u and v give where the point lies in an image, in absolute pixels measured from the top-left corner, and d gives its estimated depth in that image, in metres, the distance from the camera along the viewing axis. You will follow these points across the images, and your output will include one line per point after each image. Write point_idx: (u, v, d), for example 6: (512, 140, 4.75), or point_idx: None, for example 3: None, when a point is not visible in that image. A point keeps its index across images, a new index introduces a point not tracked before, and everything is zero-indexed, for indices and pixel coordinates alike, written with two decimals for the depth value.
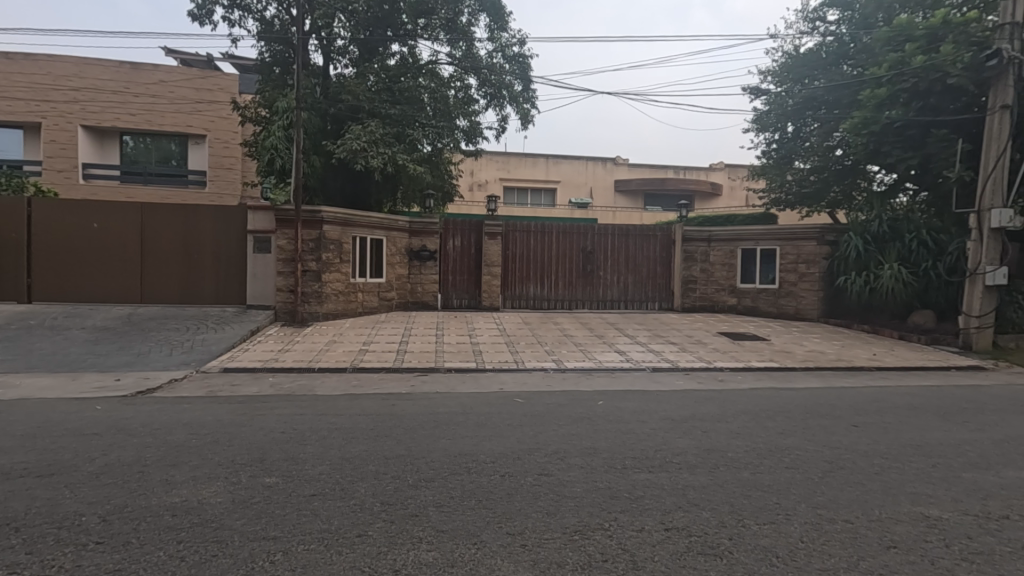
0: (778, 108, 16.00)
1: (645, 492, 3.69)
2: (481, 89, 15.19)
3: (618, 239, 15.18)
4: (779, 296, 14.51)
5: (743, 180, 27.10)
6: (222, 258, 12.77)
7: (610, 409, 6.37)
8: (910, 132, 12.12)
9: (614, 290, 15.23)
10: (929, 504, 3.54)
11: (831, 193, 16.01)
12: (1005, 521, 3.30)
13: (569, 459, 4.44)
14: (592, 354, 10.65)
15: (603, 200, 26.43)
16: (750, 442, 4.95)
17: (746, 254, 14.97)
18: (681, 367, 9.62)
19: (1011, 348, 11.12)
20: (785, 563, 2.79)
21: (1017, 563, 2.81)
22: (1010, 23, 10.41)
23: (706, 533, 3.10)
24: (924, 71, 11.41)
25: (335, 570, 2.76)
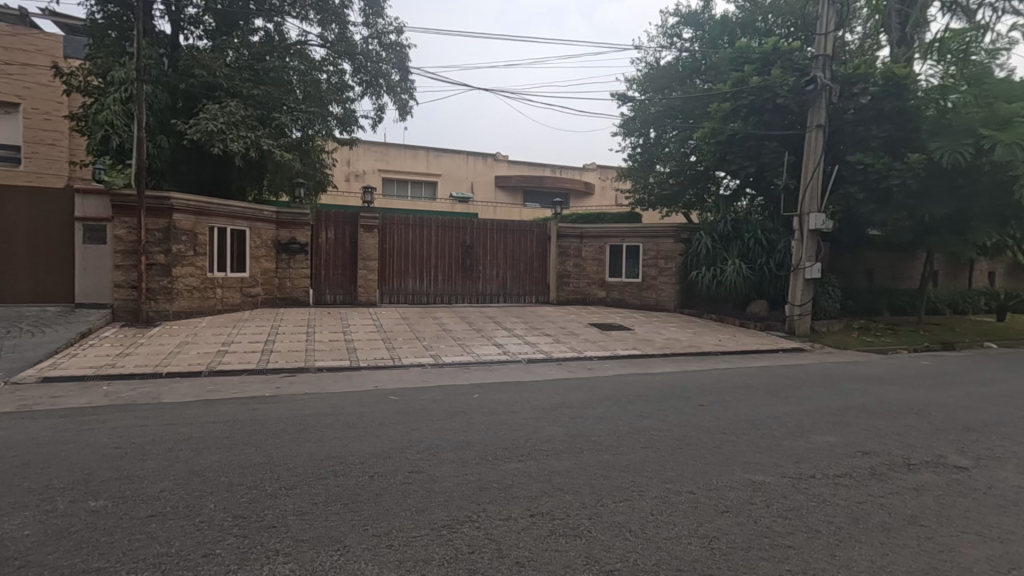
0: (641, 115, 17.36)
1: (514, 481, 3.78)
2: (355, 75, 14.52)
3: (497, 234, 15.41)
4: (642, 289, 15.71)
5: (612, 180, 28.89)
6: (36, 250, 11.22)
7: (485, 402, 6.47)
8: (748, 143, 13.75)
9: (493, 284, 15.46)
10: (756, 471, 4.04)
11: (686, 195, 17.74)
12: (812, 479, 3.87)
13: (442, 454, 4.42)
14: (470, 347, 10.72)
15: (484, 195, 26.68)
16: (612, 425, 5.30)
17: (614, 250, 15.99)
18: (554, 357, 10.03)
19: (824, 332, 13.08)
20: (637, 536, 3.02)
21: (819, 514, 3.31)
22: (823, 55, 12.08)
23: (568, 516, 3.26)
24: (759, 90, 13.18)
25: None
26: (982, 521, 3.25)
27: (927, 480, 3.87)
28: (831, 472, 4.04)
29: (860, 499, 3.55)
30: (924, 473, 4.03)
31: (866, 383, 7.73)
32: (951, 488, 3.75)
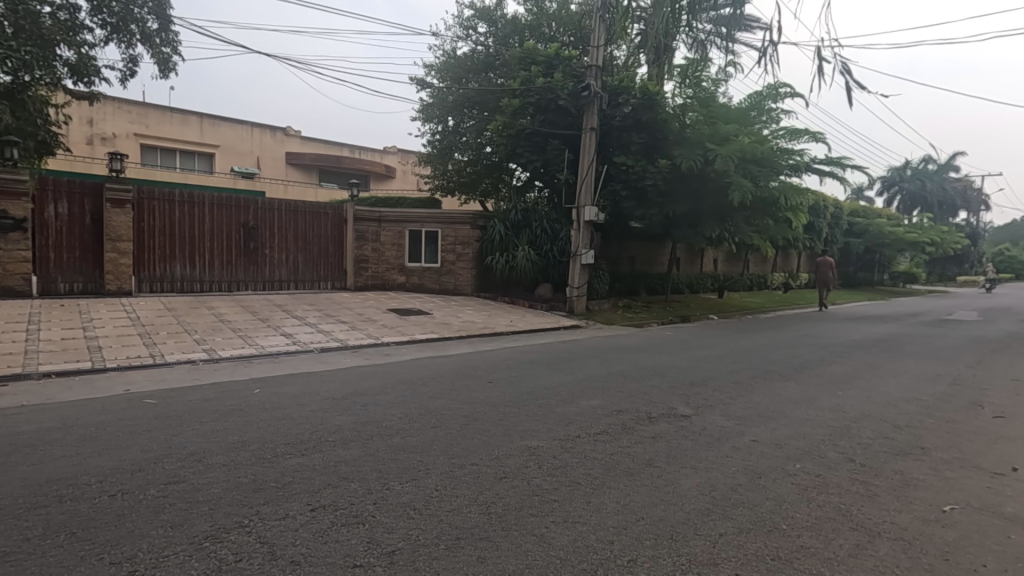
0: (440, 103, 17.69)
1: (294, 477, 3.56)
2: (94, 15, 11.85)
3: (286, 214, 14.17)
4: (441, 274, 16.02)
5: (413, 165, 28.66)
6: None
7: (268, 397, 5.93)
8: (535, 139, 14.91)
9: (282, 270, 14.22)
10: (532, 437, 4.45)
11: (482, 184, 18.48)
12: (578, 439, 4.41)
13: (210, 458, 3.94)
14: (253, 339, 9.71)
15: (273, 171, 24.20)
16: (404, 409, 5.32)
17: (413, 236, 15.92)
18: (349, 345, 9.66)
19: (596, 310, 14.91)
20: (420, 512, 3.09)
21: (580, 468, 3.79)
22: (595, 65, 13.50)
23: (352, 504, 3.18)
24: (543, 90, 14.40)
25: None
26: (696, 456, 4.07)
27: (662, 429, 4.70)
28: (593, 431, 4.66)
29: (613, 451, 4.16)
30: (660, 423, 4.89)
31: (625, 353, 9.06)
32: (678, 433, 4.61)
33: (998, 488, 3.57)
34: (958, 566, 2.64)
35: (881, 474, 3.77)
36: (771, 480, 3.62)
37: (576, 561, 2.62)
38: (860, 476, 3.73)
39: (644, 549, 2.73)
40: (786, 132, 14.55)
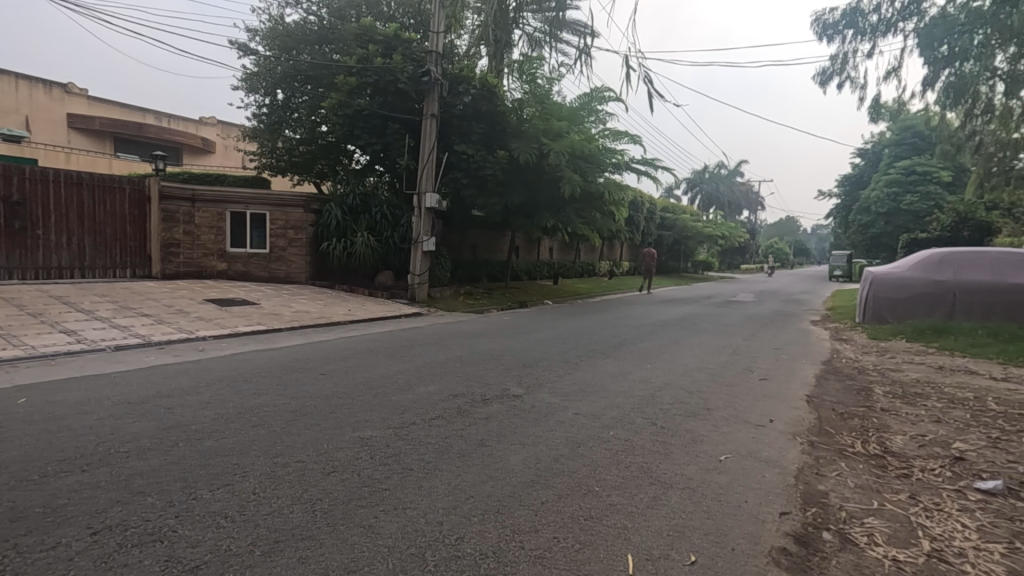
0: (268, 74, 16.36)
1: (71, 498, 3.01)
2: None
3: (66, 188, 11.90)
4: (270, 261, 14.73)
5: (235, 139, 25.77)
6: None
7: (38, 406, 4.92)
8: (373, 121, 14.38)
9: (61, 255, 11.92)
10: (365, 427, 4.32)
11: (318, 165, 17.29)
12: (412, 426, 4.40)
13: None
14: (19, 338, 7.97)
15: (50, 134, 20.49)
16: (219, 409, 4.79)
17: (235, 218, 14.36)
18: (154, 341, 8.42)
19: (438, 297, 14.95)
20: (232, 520, 2.82)
21: (412, 455, 3.78)
22: (435, 51, 13.39)
23: (148, 520, 2.80)
24: (381, 71, 13.93)
25: None
26: (525, 432, 4.31)
27: (495, 409, 4.90)
28: (428, 416, 4.67)
29: (447, 434, 4.23)
30: (494, 404, 5.09)
31: (464, 338, 9.23)
32: (510, 412, 4.84)
33: (759, 437, 4.35)
34: (729, 505, 3.16)
35: (677, 433, 4.37)
36: (589, 448, 3.98)
37: (404, 547, 2.62)
38: (660, 437, 4.27)
39: (472, 526, 2.83)
40: (610, 133, 15.91)
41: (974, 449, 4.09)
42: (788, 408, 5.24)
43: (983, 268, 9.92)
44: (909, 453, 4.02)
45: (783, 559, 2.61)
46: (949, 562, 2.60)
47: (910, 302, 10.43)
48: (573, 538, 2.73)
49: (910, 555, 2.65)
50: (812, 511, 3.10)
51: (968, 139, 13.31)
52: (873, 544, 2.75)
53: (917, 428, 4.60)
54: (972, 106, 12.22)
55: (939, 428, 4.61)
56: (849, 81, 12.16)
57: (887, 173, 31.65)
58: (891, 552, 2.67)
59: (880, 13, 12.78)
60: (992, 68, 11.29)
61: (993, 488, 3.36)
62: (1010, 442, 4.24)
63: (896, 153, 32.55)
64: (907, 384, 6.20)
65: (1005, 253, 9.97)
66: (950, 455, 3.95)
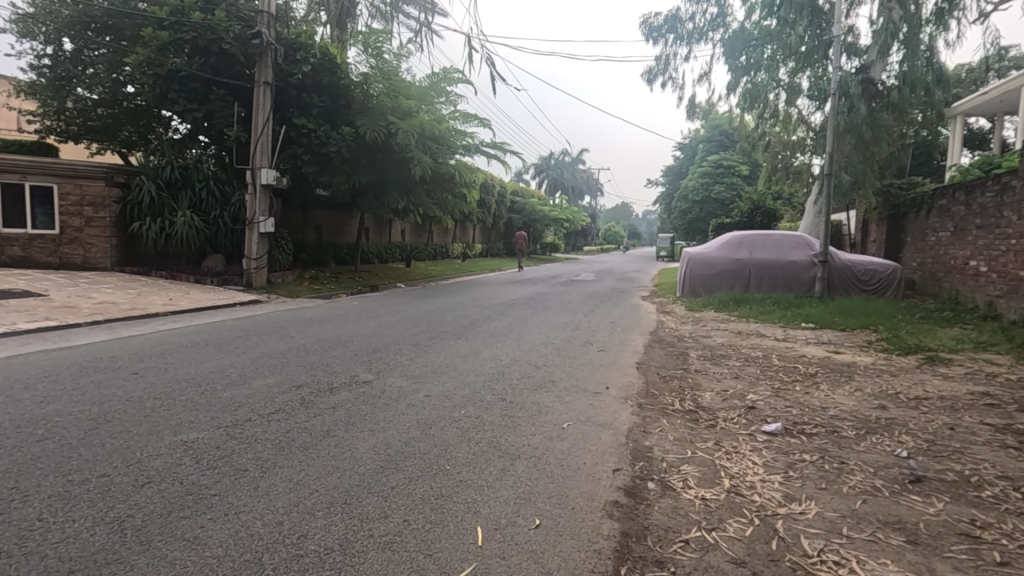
0: (50, 16, 13.47)
1: None
2: None
3: None
4: (61, 244, 12.40)
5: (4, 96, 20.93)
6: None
7: None
8: (192, 84, 12.63)
9: None
10: (189, 429, 3.85)
11: (124, 131, 14.98)
12: (247, 423, 4.01)
13: None
14: None
15: None
16: None
17: (7, 192, 11.97)
18: None
19: (279, 282, 13.80)
20: (9, 554, 2.35)
21: (247, 454, 3.46)
22: (267, 12, 12.13)
23: None
24: (200, 28, 12.31)
25: None
26: (373, 419, 4.19)
27: (342, 398, 4.68)
28: (266, 411, 4.31)
29: (287, 429, 3.93)
30: (341, 392, 4.87)
31: (307, 326, 8.65)
32: (358, 399, 4.66)
33: (597, 403, 4.74)
34: (570, 468, 3.41)
35: (524, 407, 4.57)
36: (440, 428, 3.99)
37: (236, 554, 2.39)
38: (508, 411, 4.44)
39: (316, 521, 2.68)
40: (460, 115, 15.92)
41: (762, 399, 4.89)
42: (621, 375, 5.79)
43: (770, 248, 11.85)
44: (715, 406, 4.68)
45: (615, 511, 2.88)
46: (742, 494, 3.08)
47: (716, 278, 12.10)
48: (423, 519, 2.73)
49: (715, 493, 3.09)
50: (640, 464, 3.47)
51: (760, 138, 15.75)
52: (687, 488, 3.15)
53: (721, 385, 5.38)
54: (762, 111, 14.37)
55: (737, 383, 5.45)
56: (670, 81, 13.60)
57: (700, 166, 36.07)
58: (700, 492, 3.09)
59: (695, 23, 14.43)
60: (777, 79, 13.54)
61: (775, 430, 4.05)
62: (787, 390, 5.16)
63: (708, 149, 37.18)
64: (715, 348, 7.21)
65: (785, 236, 11.97)
66: (745, 405, 4.69)
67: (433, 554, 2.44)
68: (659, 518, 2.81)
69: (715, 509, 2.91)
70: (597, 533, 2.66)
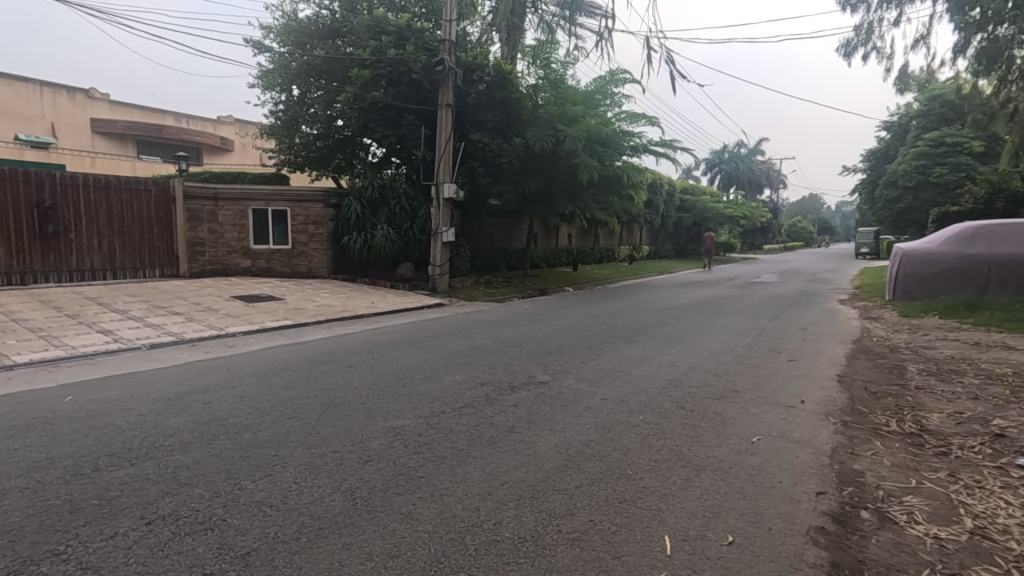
0: (283, 69, 16.40)
1: (123, 491, 3.15)
2: None
3: (94, 191, 12.01)
4: (293, 257, 14.93)
5: (252, 138, 26.01)
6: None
7: (80, 404, 5.04)
8: (388, 113, 14.38)
9: (94, 257, 12.09)
10: (395, 418, 4.40)
11: (335, 158, 17.60)
12: (442, 415, 4.46)
13: (6, 484, 3.28)
14: (57, 339, 8.09)
15: (73, 141, 20.73)
16: (252, 403, 4.91)
17: (257, 216, 14.52)
18: (186, 339, 8.54)
19: (458, 287, 15.00)
20: (276, 508, 2.92)
21: (445, 443, 3.85)
22: (448, 40, 13.30)
23: (196, 510, 2.91)
24: (395, 63, 13.93)
25: None
26: (552, 418, 4.36)
27: (523, 397, 4.94)
28: (457, 405, 4.73)
29: (476, 422, 4.29)
30: (521, 391, 5.14)
31: (487, 327, 9.28)
32: (536, 399, 4.87)
33: (790, 418, 4.32)
34: (763, 486, 3.16)
35: (706, 417, 4.36)
36: (618, 432, 4.00)
37: (443, 532, 2.68)
38: (689, 421, 4.26)
39: (509, 510, 2.88)
40: (627, 116, 15.71)
41: (1013, 426, 4.01)
42: (817, 388, 5.19)
43: (1016, 241, 9.63)
44: (947, 430, 3.96)
45: (822, 538, 2.60)
46: (993, 539, 2.57)
47: (939, 278, 10.20)
48: (609, 521, 2.77)
49: (953, 533, 2.63)
50: (849, 490, 3.09)
51: (1003, 106, 12.90)
52: (914, 523, 2.72)
53: (954, 405, 4.52)
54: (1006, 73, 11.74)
55: (975, 404, 4.53)
56: (875, 52, 11.75)
57: (914, 146, 30.61)
58: (932, 530, 2.65)
59: None
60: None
61: None
62: None
63: (924, 125, 31.54)
64: (941, 361, 6.09)
65: None
66: (989, 432, 3.89)
67: (621, 556, 2.47)
68: (877, 552, 2.48)
69: (954, 552, 2.47)
70: (801, 560, 2.43)
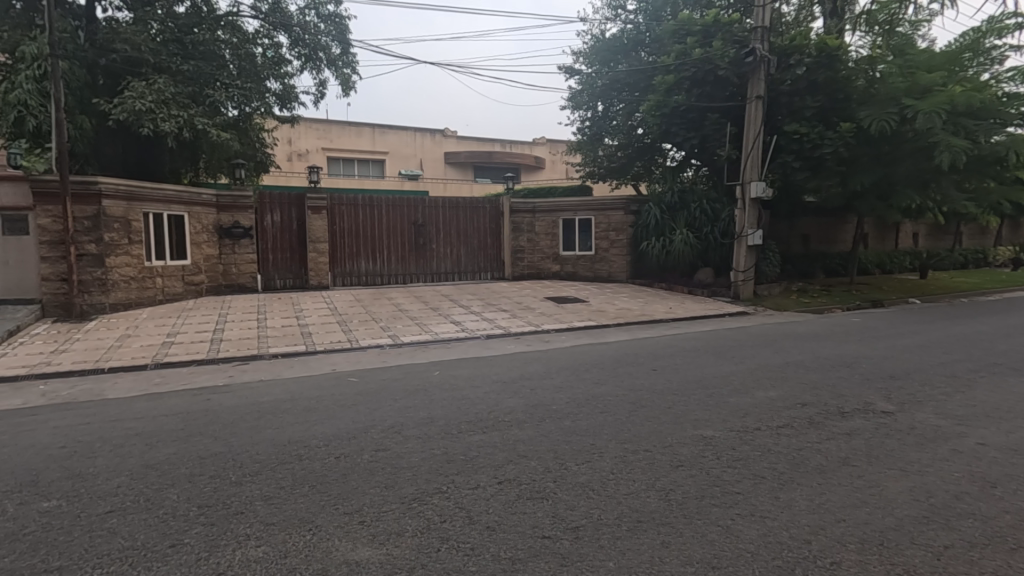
0: (590, 88, 17.43)
1: (479, 452, 3.90)
2: (293, 49, 13.87)
3: (450, 210, 15.10)
4: (596, 262, 15.95)
5: (562, 155, 28.89)
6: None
7: (445, 378, 6.46)
8: (691, 115, 14.07)
9: (448, 262, 15.20)
10: (705, 427, 4.30)
11: (635, 166, 18.13)
12: (757, 431, 4.16)
13: (406, 431, 4.44)
14: (427, 326, 10.50)
15: (434, 171, 26.40)
16: (569, 394, 5.48)
17: (566, 225, 16.07)
18: (512, 333, 10.04)
19: (766, 295, 13.71)
20: (598, 493, 3.19)
21: (763, 462, 3.59)
22: (761, 27, 12.29)
23: (533, 480, 3.40)
24: (700, 63, 13.42)
25: None
26: (901, 456, 3.62)
27: (858, 425, 4.24)
28: (774, 424, 4.35)
29: (800, 445, 3.86)
30: (855, 419, 4.41)
31: (804, 341, 8.23)
32: (877, 431, 4.11)
33: None
34: None
35: None
36: (1008, 492, 3.07)
37: (768, 556, 2.51)
38: None
39: (848, 554, 2.52)
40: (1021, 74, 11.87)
41: None
42: None
43: None
44: None
45: None
46: None
47: None
48: None
49: None
50: None
51: None
52: None
53: None
54: None
55: None
56: None
57: None
58: None
59: None
60: None
61: None
62: None
63: None
64: None
65: None
66: None
67: None
68: None
69: None
70: None
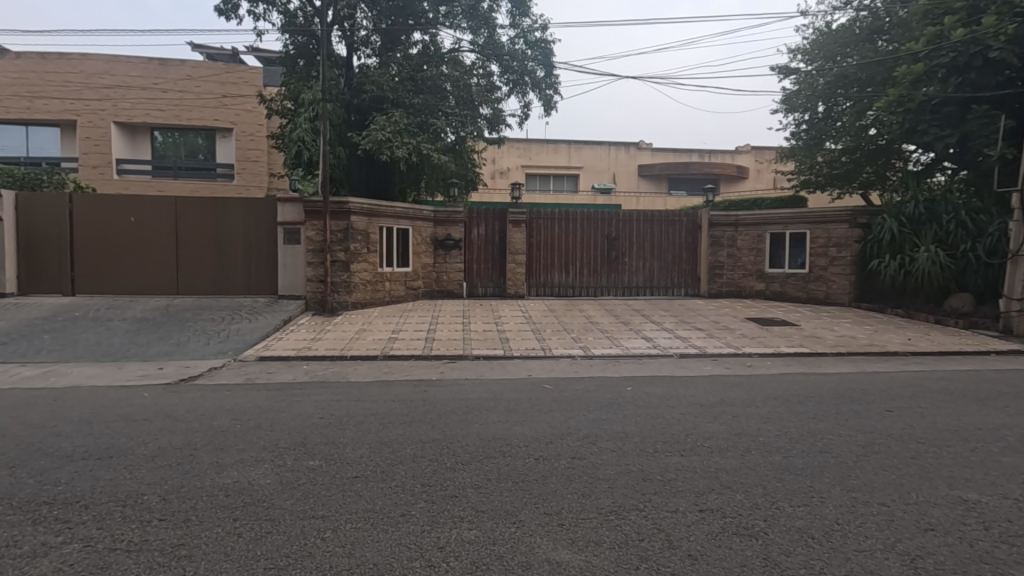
0: (809, 88, 15.61)
1: (677, 475, 3.76)
2: (503, 76, 15.11)
3: (644, 224, 14.84)
4: (810, 281, 14.16)
5: (769, 163, 26.44)
6: (236, 257, 13.09)
7: (639, 395, 6.36)
8: (947, 109, 11.70)
9: (639, 276, 14.95)
10: (966, 487, 3.53)
11: (865, 172, 15.70)
12: None
13: (600, 443, 4.49)
14: (617, 340, 10.46)
15: (627, 184, 26.28)
16: (781, 426, 4.96)
17: (774, 239, 14.62)
18: (708, 353, 9.47)
19: None
20: (820, 542, 2.84)
21: None
22: None
23: (740, 514, 3.16)
24: (963, 46, 10.99)
25: (406, 549, 2.90)
26: None
27: None
28: None
29: None
30: None
31: None
32: None
33: None
34: None
35: None
36: None
37: None
38: None
39: None
40: None
41: None
42: None
43: None
44: None
45: None
46: None
47: None
48: None
49: None
50: None
51: None
52: None
53: None
54: None
55: None
56: None
57: None
58: None
59: None
60: None
61: None
62: None
63: None
64: None
65: None
66: None
67: None
68: None
69: None
70: None
